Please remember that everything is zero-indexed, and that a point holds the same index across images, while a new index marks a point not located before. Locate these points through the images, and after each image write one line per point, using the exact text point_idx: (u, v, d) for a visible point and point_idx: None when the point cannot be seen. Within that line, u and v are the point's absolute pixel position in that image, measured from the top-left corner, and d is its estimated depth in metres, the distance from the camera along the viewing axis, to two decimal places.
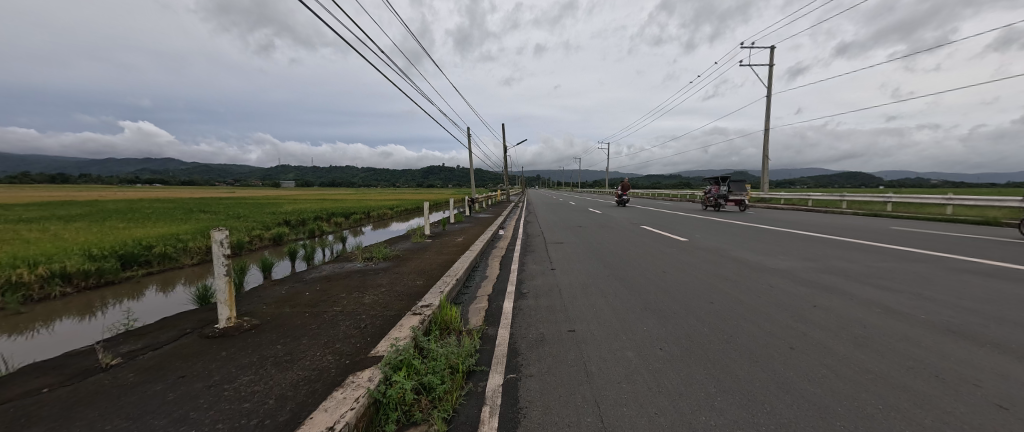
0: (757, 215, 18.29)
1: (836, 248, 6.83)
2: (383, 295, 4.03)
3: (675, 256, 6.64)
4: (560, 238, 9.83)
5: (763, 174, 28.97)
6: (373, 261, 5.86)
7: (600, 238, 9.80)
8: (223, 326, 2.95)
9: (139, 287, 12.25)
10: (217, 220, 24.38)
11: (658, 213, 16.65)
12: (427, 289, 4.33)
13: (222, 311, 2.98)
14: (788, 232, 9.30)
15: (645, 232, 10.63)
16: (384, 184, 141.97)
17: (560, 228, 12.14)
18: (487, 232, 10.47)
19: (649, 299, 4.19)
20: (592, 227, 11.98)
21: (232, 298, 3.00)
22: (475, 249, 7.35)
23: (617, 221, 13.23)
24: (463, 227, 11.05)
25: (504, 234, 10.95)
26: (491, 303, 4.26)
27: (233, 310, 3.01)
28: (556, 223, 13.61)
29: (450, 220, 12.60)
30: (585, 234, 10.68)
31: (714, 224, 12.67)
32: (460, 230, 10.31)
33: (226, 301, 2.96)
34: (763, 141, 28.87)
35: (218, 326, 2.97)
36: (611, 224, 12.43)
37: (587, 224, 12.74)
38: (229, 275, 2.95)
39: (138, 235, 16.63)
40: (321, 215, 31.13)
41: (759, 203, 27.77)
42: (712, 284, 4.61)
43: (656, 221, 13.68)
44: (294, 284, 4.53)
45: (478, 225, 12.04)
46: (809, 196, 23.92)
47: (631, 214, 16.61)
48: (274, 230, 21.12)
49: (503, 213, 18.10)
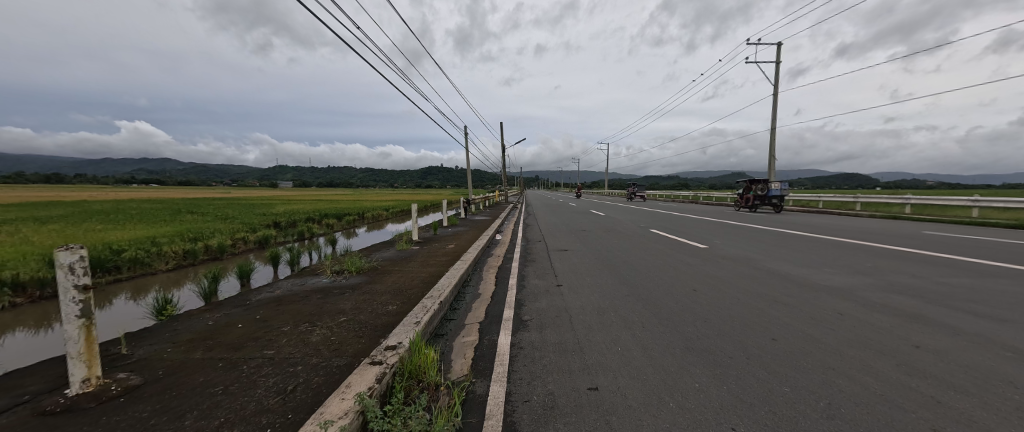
0: (770, 218, 17.28)
1: (887, 259, 5.86)
2: (338, 329, 3.03)
3: (701, 268, 5.67)
4: (564, 244, 8.86)
5: (770, 175, 28.02)
6: (342, 276, 4.84)
7: (607, 244, 8.84)
8: (75, 391, 2.19)
9: (103, 296, 11.17)
10: (202, 222, 23.28)
11: (666, 215, 15.67)
12: (399, 317, 3.35)
13: (75, 370, 2.21)
14: (816, 238, 8.39)
15: (656, 237, 9.68)
16: (381, 185, 140.81)
17: (563, 232, 11.16)
18: (483, 237, 9.43)
19: (687, 333, 3.24)
20: (598, 231, 11.01)
21: (91, 351, 2.24)
22: (467, 259, 6.35)
23: (624, 224, 12.26)
24: (456, 232, 10.02)
25: (502, 239, 9.94)
26: (483, 337, 3.27)
27: (94, 367, 2.25)
28: (557, 227, 12.63)
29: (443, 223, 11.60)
30: (590, 239, 9.72)
31: (729, 227, 11.72)
32: (452, 235, 9.29)
33: (80, 356, 2.19)
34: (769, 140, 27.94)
35: (68, 391, 2.20)
36: (618, 227, 11.45)
37: (592, 227, 11.78)
38: (84, 319, 2.18)
39: (110, 238, 15.55)
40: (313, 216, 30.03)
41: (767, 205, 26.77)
42: (762, 310, 3.67)
43: (666, 224, 12.70)
44: (230, 310, 3.52)
45: (472, 229, 11.02)
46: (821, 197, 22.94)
47: (637, 216, 15.59)
48: (259, 232, 19.99)
49: (501, 215, 17.06)
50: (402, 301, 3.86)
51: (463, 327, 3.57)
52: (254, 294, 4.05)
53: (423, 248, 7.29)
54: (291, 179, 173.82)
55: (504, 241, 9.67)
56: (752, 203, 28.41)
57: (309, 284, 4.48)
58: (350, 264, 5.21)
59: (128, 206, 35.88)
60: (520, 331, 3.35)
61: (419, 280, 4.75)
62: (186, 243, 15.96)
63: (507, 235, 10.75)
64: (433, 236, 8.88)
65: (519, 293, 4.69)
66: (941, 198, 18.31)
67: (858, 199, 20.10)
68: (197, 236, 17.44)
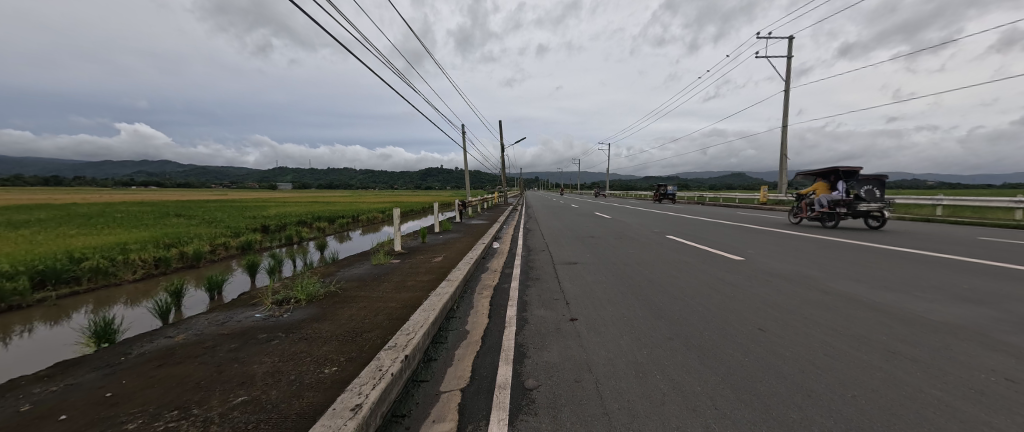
0: (791, 220, 16.02)
1: (987, 279, 4.63)
2: (220, 426, 1.82)
3: (752, 289, 4.45)
4: (572, 254, 7.67)
5: (782, 175, 26.83)
6: (285, 308, 3.63)
7: (622, 253, 7.64)
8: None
9: (57, 310, 9.98)
10: (184, 226, 22.09)
11: (680, 219, 14.43)
12: (334, 393, 2.13)
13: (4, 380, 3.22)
14: (867, 248, 7.21)
15: (677, 244, 8.46)
16: (380, 187, 139.85)
17: (570, 238, 9.95)
18: (478, 246, 8.19)
19: (793, 419, 1.97)
20: (609, 237, 9.80)
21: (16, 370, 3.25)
22: (455, 277, 5.12)
23: (637, 229, 11.05)
24: (447, 239, 8.78)
25: (500, 249, 8.71)
26: (464, 427, 2.05)
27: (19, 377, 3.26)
28: (563, 232, 11.41)
29: (434, 229, 10.40)
30: (602, 247, 8.50)
31: (755, 233, 10.48)
32: (443, 244, 8.04)
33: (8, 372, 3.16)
34: (781, 139, 26.77)
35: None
36: (631, 233, 10.22)
37: (601, 233, 10.57)
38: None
39: (77, 245, 14.37)
40: (304, 219, 28.82)
41: (779, 206, 25.54)
42: (888, 374, 2.40)
43: (683, 229, 11.44)
44: (77, 380, 2.30)
45: (467, 235, 9.78)
46: (839, 198, 21.68)
47: (647, 220, 14.38)
48: (242, 237, 18.78)
49: (500, 219, 15.85)
50: (352, 355, 2.65)
51: (437, 400, 2.36)
52: (143, 343, 2.85)
53: (404, 262, 6.07)
54: (290, 180, 172.67)
55: (503, 251, 8.44)
56: (762, 205, 27.21)
57: (233, 323, 3.26)
58: (299, 290, 3.98)
59: (116, 209, 34.70)
60: (523, 415, 2.12)
61: (387, 313, 3.54)
62: (159, 250, 14.75)
63: (507, 243, 9.51)
64: (420, 246, 7.65)
65: (522, 329, 3.49)
66: (973, 199, 17.03)
67: (880, 201, 18.97)
68: (175, 241, 16.26)
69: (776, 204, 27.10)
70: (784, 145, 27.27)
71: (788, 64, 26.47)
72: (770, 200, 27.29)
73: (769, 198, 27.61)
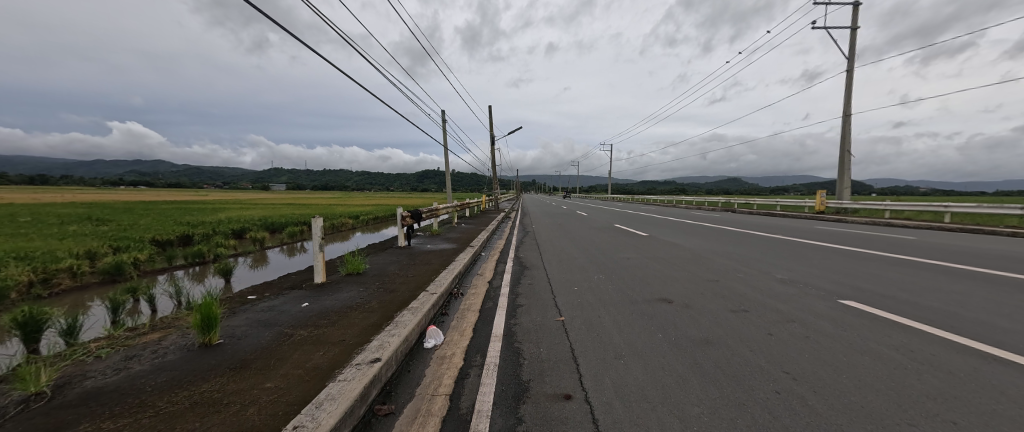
0: (930, 239, 10.46)
1: None
2: None
3: None
4: (665, 413, 2.13)
5: (843, 175, 21.57)
6: None
7: (850, 408, 2.10)
8: None
9: None
10: (57, 237, 16.34)
11: (769, 243, 8.75)
12: None
13: None
14: None
15: (968, 355, 2.75)
16: (373, 188, 134.73)
17: (612, 299, 4.41)
18: (349, 370, 2.43)
19: None
20: (704, 301, 4.21)
21: None
22: None
23: (739, 275, 5.41)
24: (288, 333, 3.06)
25: (439, 363, 2.96)
26: None
27: None
28: (587, 273, 5.81)
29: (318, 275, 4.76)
30: (721, 350, 2.97)
31: (1008, 280, 4.83)
32: (215, 381, 2.27)
33: None
34: (843, 131, 21.51)
35: None
36: (744, 291, 4.55)
37: (672, 283, 5.01)
38: None
39: None
40: (245, 226, 23.11)
41: (847, 216, 20.06)
42: None
43: (825, 269, 5.72)
44: None
45: (371, 299, 4.04)
46: (941, 207, 16.24)
47: (718, 243, 8.87)
48: (107, 258, 13.12)
49: (481, 235, 10.25)
50: None
51: None
52: None
53: None
54: (282, 181, 166.52)
55: (442, 378, 2.69)
56: (820, 213, 21.64)
57: None
58: None
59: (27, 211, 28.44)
60: None
61: None
62: None
63: (467, 329, 3.73)
64: (82, 413, 1.91)
65: None
66: None
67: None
68: None
69: (838, 213, 21.51)
70: (847, 140, 21.71)
71: (853, 37, 21.05)
72: (827, 207, 21.91)
73: (829, 205, 21.94)
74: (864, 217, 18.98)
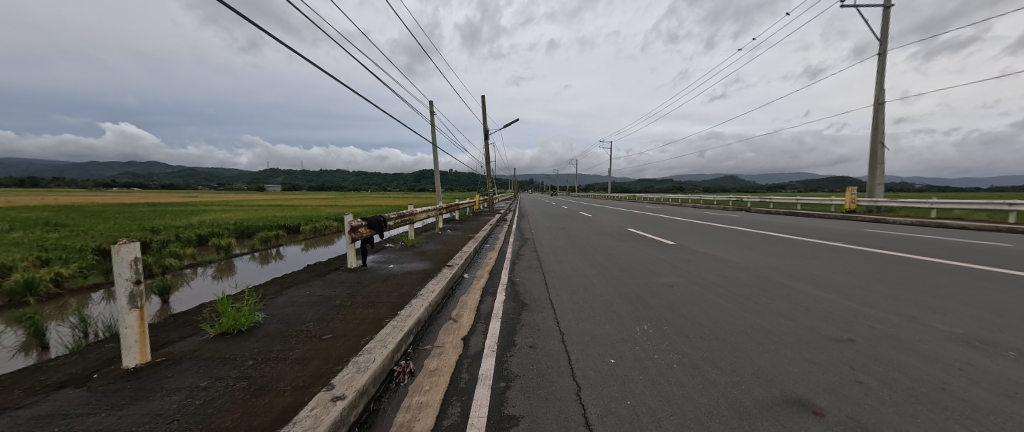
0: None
1: None
2: None
3: None
4: None
5: (874, 171, 19.56)
6: None
7: None
8: None
9: None
10: None
11: (847, 256, 6.58)
12: None
13: None
14: None
15: None
16: (368, 189, 132.12)
17: (696, 397, 2.26)
18: None
19: None
20: (888, 412, 2.07)
21: None
22: None
23: (882, 330, 3.23)
24: None
25: None
26: None
27: None
28: (621, 320, 3.67)
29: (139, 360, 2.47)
30: None
31: None
32: None
33: None
34: (874, 122, 19.48)
35: None
36: (941, 378, 2.39)
37: (778, 349, 2.88)
38: None
39: None
40: (213, 232, 20.80)
41: (882, 216, 17.98)
42: None
43: (1002, 312, 3.60)
44: None
45: (187, 429, 1.83)
46: (1001, 206, 14.16)
47: (778, 257, 6.74)
48: (20, 274, 10.88)
49: (469, 246, 8.09)
50: None
51: None
52: None
53: None
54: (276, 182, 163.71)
55: None
56: (850, 213, 19.61)
57: None
58: None
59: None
60: None
61: None
62: None
63: None
64: None
65: None
66: None
67: None
68: None
69: (870, 212, 19.37)
70: (880, 131, 19.49)
71: (885, 18, 19.02)
72: (856, 206, 19.83)
73: (860, 203, 19.78)
74: (905, 217, 16.89)
